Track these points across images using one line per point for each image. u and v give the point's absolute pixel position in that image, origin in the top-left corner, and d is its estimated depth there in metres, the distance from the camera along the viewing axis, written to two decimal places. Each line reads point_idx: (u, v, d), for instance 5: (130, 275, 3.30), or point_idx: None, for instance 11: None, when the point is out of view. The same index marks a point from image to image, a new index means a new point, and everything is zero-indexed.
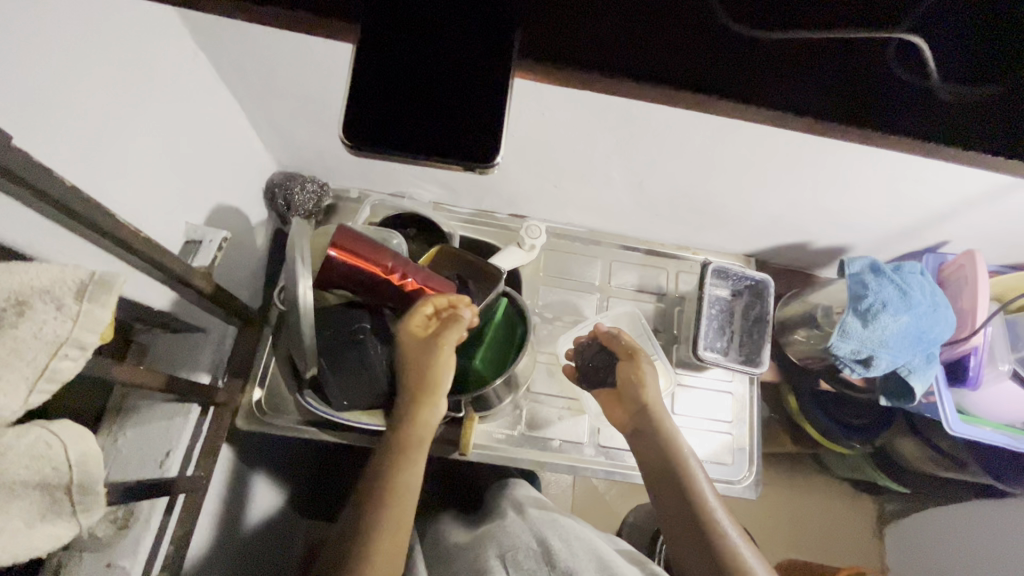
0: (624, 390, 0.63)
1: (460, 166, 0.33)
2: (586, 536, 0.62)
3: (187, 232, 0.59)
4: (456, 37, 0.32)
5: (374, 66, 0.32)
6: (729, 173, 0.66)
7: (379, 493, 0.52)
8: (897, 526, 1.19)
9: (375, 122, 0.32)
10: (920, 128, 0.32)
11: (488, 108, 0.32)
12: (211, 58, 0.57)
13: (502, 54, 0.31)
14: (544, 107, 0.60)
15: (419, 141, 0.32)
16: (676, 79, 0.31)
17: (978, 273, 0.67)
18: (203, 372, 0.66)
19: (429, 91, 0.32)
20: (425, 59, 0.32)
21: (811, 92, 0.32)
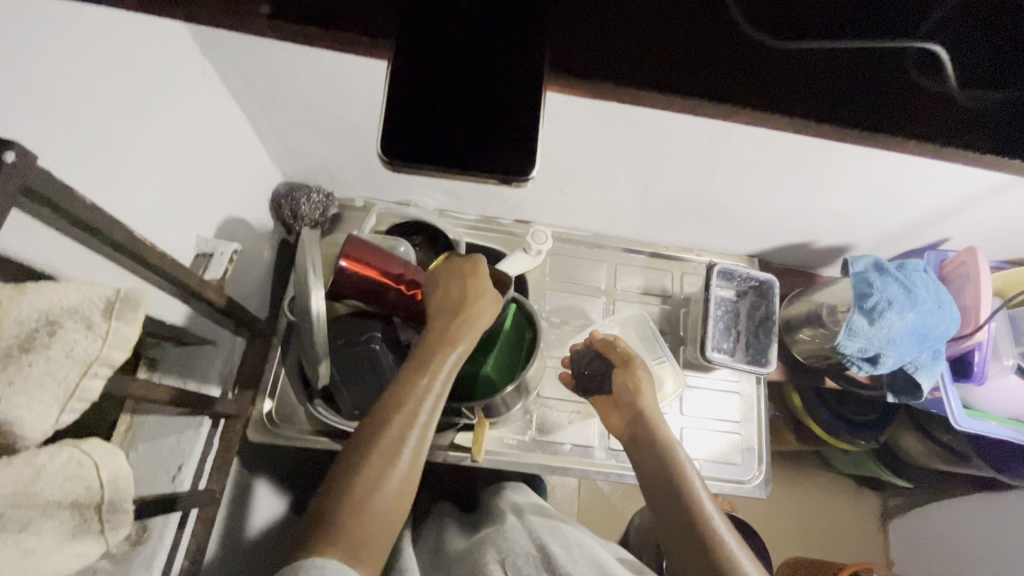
0: (620, 397, 0.65)
1: (497, 180, 0.34)
2: (587, 544, 0.61)
3: (198, 245, 0.59)
4: (486, 55, 0.33)
5: (406, 84, 0.33)
6: (737, 176, 0.67)
7: (416, 398, 0.50)
8: (900, 521, 1.20)
9: (408, 138, 0.34)
10: (935, 132, 0.32)
11: (517, 125, 0.34)
12: (221, 71, 0.58)
13: (533, 70, 0.32)
14: (553, 115, 0.60)
15: (451, 156, 0.34)
16: (704, 91, 0.31)
17: (980, 269, 0.68)
18: (213, 386, 0.66)
19: (462, 109, 0.33)
20: (457, 77, 0.33)
21: (828, 99, 0.32)
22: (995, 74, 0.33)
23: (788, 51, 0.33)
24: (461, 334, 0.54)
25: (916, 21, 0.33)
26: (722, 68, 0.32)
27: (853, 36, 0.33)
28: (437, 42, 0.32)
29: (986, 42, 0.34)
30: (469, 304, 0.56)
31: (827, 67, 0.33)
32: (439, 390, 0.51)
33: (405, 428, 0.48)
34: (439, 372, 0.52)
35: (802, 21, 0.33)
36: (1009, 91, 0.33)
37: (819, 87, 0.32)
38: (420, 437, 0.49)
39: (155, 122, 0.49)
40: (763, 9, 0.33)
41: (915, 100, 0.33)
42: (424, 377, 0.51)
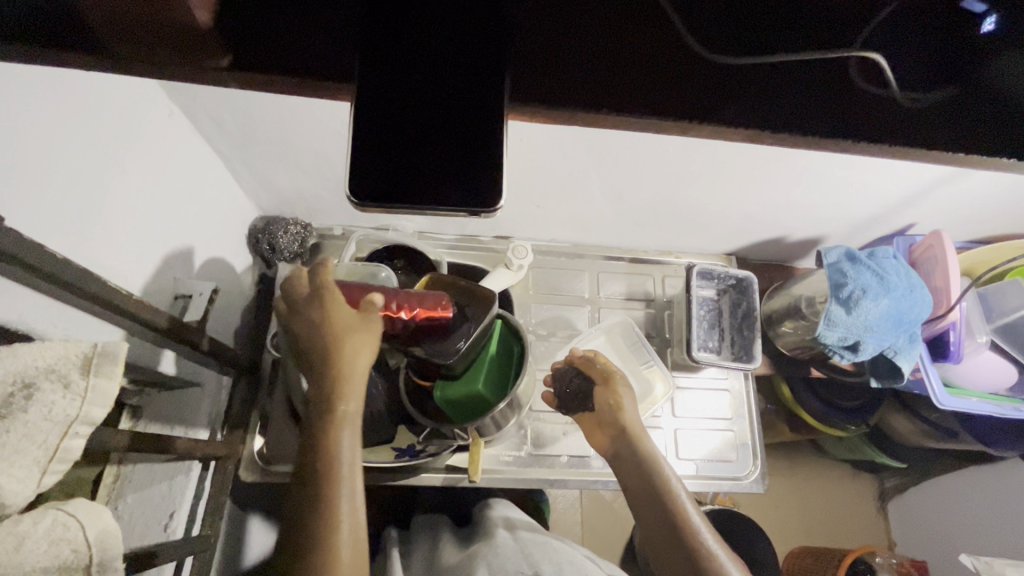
0: (603, 414, 0.65)
1: (463, 212, 0.33)
2: (579, 562, 0.61)
3: (176, 288, 0.58)
4: (447, 81, 0.33)
5: (369, 120, 0.32)
6: (707, 179, 0.68)
7: (327, 497, 0.46)
8: (898, 501, 1.22)
9: (378, 173, 0.33)
10: (887, 132, 0.34)
11: (485, 152, 0.33)
12: (188, 113, 0.57)
13: (495, 96, 0.32)
14: (523, 133, 0.61)
15: (423, 189, 0.32)
16: (663, 108, 0.33)
17: (947, 250, 0.70)
18: (201, 429, 0.66)
19: (427, 138, 0.33)
20: (419, 106, 0.33)
21: (779, 107, 0.34)
22: (931, 75, 0.35)
23: (740, 67, 0.34)
24: (341, 411, 0.49)
25: (855, 32, 0.35)
26: (679, 88, 0.33)
27: (797, 49, 0.34)
28: (395, 72, 0.32)
29: (921, 44, 0.36)
30: (337, 364, 0.49)
31: (776, 78, 0.34)
32: (348, 480, 0.48)
33: (332, 508, 0.46)
34: (336, 449, 0.48)
35: (749, 39, 0.34)
36: (946, 90, 0.35)
37: (773, 96, 0.34)
38: (352, 529, 0.46)
39: (125, 170, 0.49)
40: (710, 30, 0.34)
41: (865, 103, 0.34)
42: (326, 478, 0.47)
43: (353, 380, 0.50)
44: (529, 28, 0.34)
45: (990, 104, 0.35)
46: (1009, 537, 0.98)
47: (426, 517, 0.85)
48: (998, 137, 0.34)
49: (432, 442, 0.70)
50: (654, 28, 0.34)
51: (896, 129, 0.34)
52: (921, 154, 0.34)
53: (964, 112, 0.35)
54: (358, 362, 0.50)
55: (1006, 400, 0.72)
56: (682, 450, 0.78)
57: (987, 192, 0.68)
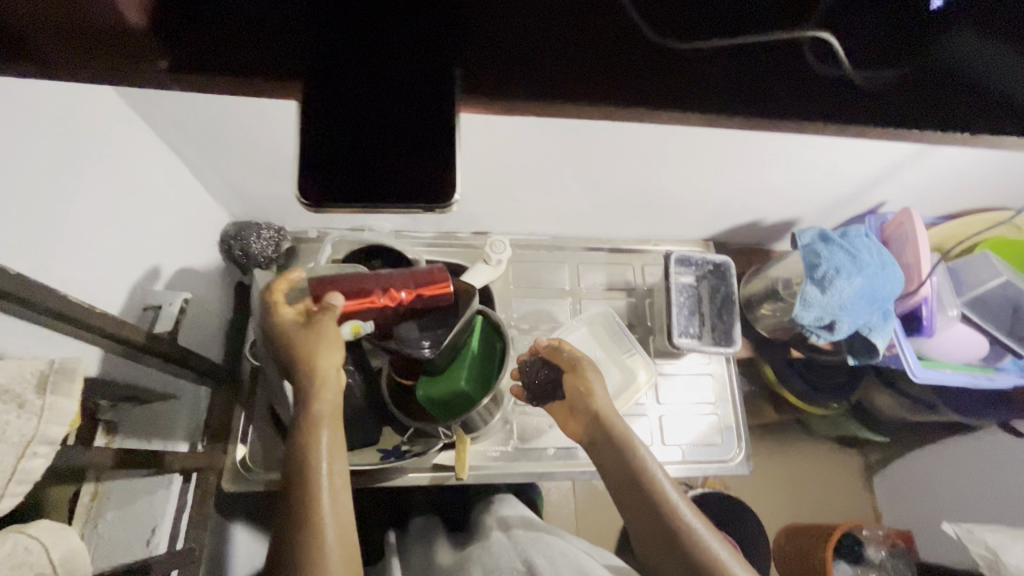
0: (574, 402, 0.64)
1: (421, 210, 0.32)
2: (572, 551, 0.61)
3: (144, 300, 0.57)
4: (397, 76, 0.32)
5: (320, 120, 0.32)
6: (679, 166, 0.69)
7: (307, 497, 0.46)
8: (882, 474, 1.25)
9: (328, 172, 0.32)
10: (842, 112, 0.34)
11: (436, 147, 0.32)
12: (149, 121, 0.56)
13: (444, 89, 0.32)
14: (492, 127, 0.61)
15: (373, 188, 0.32)
16: (621, 97, 0.33)
17: (916, 227, 0.71)
18: (180, 441, 0.65)
19: (376, 134, 0.32)
20: (369, 103, 0.32)
21: (733, 90, 0.34)
22: (883, 53, 0.36)
23: (697, 52, 0.34)
24: (317, 408, 0.49)
25: (810, 12, 0.35)
26: (633, 73, 0.33)
27: (752, 30, 0.34)
28: (345, 68, 0.32)
29: (873, 25, 0.37)
30: (309, 365, 0.49)
31: (733, 60, 0.34)
32: (328, 478, 0.47)
33: (313, 510, 0.45)
34: (312, 449, 0.47)
35: (703, 22, 0.34)
36: (898, 68, 0.35)
37: (728, 78, 0.34)
38: (336, 525, 0.45)
39: (86, 183, 0.48)
40: (664, 16, 0.34)
41: (820, 84, 0.35)
42: (304, 480, 0.46)
43: (325, 377, 0.50)
44: (486, 11, 0.33)
45: (943, 81, 0.35)
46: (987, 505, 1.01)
47: (418, 518, 0.84)
48: (950, 113, 0.34)
49: (419, 441, 0.70)
50: (610, 15, 0.34)
51: (853, 106, 0.34)
52: (880, 132, 0.34)
53: (917, 91, 0.35)
54: (319, 358, 0.49)
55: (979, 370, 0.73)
56: (668, 437, 0.79)
57: (951, 169, 0.69)
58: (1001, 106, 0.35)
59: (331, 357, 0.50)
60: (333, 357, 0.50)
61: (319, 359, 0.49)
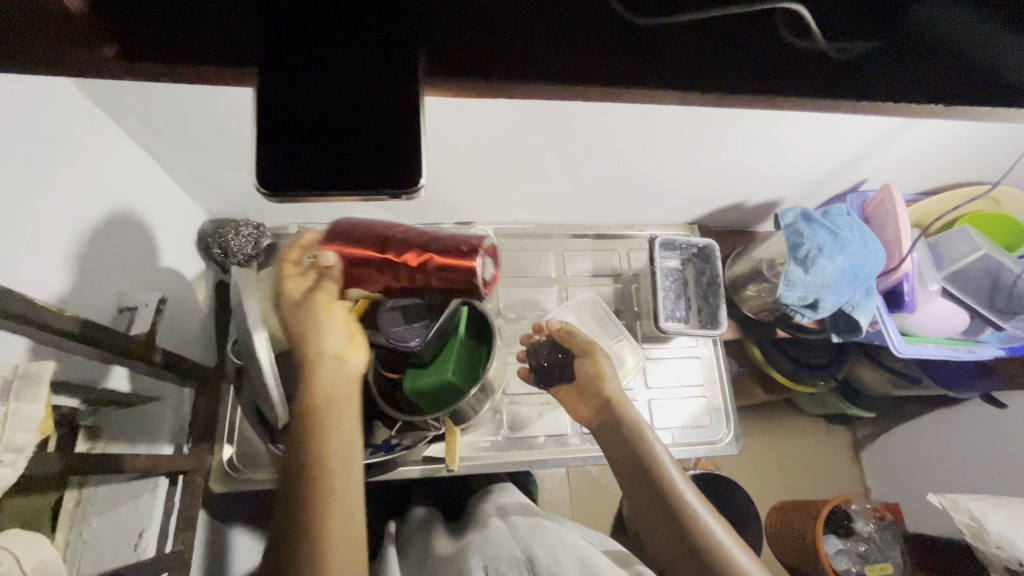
0: (585, 385, 0.66)
1: (386, 195, 0.31)
2: (571, 540, 0.61)
3: (119, 300, 0.56)
4: (357, 59, 0.31)
5: (277, 108, 0.31)
6: (659, 148, 0.68)
7: (316, 475, 0.45)
8: (870, 449, 1.27)
9: (286, 163, 0.31)
10: (810, 85, 0.34)
11: (402, 128, 0.31)
12: (114, 115, 0.55)
13: (408, 70, 0.31)
14: (469, 114, 0.60)
15: (335, 177, 0.30)
16: (590, 77, 0.32)
17: (896, 204, 0.71)
18: (165, 443, 0.64)
19: (336, 120, 0.31)
20: (329, 86, 0.31)
21: (703, 66, 0.33)
22: (860, 22, 0.34)
23: (665, 27, 0.33)
24: (322, 386, 0.49)
25: None
26: (599, 48, 0.33)
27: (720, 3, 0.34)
28: (301, 53, 0.31)
29: None
30: (313, 342, 0.51)
31: (701, 35, 0.34)
32: (339, 454, 0.46)
33: (320, 486, 0.44)
34: (325, 425, 0.47)
35: None
36: (874, 40, 0.34)
37: (697, 53, 0.33)
38: (343, 505, 0.44)
39: (49, 181, 0.46)
40: None
41: (790, 56, 0.34)
42: (314, 456, 0.46)
43: (328, 355, 0.51)
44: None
45: (915, 49, 0.35)
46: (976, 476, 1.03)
47: (413, 512, 0.84)
48: (918, 89, 0.34)
49: (408, 435, 0.69)
50: None
51: (823, 79, 0.34)
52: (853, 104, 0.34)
53: (891, 60, 0.35)
54: (323, 332, 0.51)
55: (960, 343, 0.74)
56: (659, 420, 0.79)
57: (929, 143, 0.69)
58: (966, 79, 0.35)
59: (336, 330, 0.52)
60: (337, 332, 0.52)
61: (323, 332, 0.51)
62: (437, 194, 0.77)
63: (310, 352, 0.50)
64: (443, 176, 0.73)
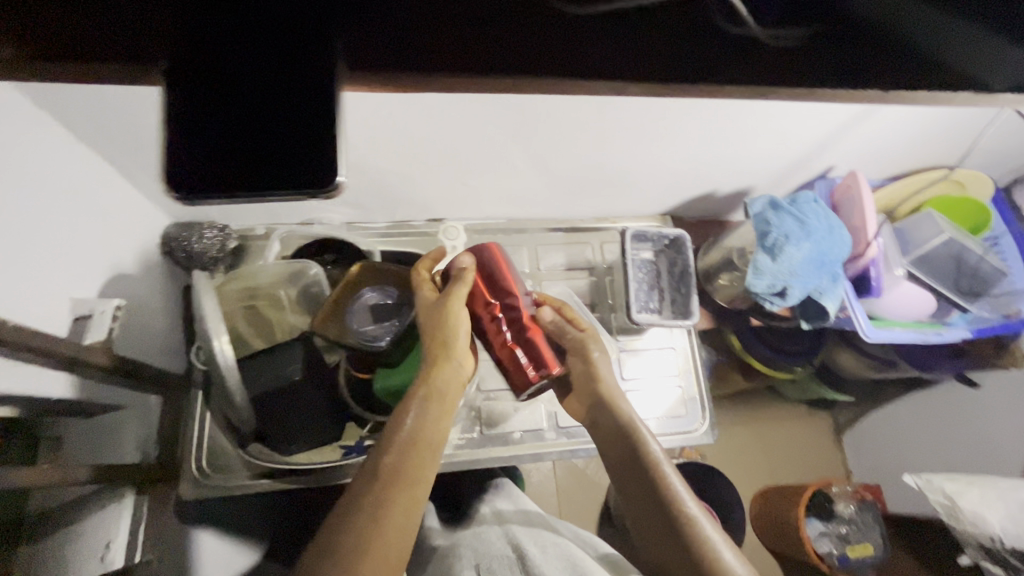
0: (578, 380, 0.64)
1: (300, 195, 0.32)
2: (564, 542, 0.61)
3: (73, 309, 0.55)
4: (266, 54, 0.31)
5: (185, 106, 0.31)
6: (623, 139, 0.68)
7: (393, 465, 0.50)
8: (851, 432, 1.29)
9: (189, 161, 0.32)
10: (750, 72, 0.34)
11: (320, 125, 0.32)
12: (63, 120, 0.53)
13: (324, 66, 0.31)
14: (430, 109, 0.59)
15: (250, 176, 0.32)
16: (523, 67, 0.32)
17: (862, 188, 0.72)
18: (129, 453, 0.63)
19: (251, 117, 0.31)
20: (240, 80, 0.31)
21: (640, 56, 0.33)
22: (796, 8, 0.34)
23: (597, 15, 0.33)
24: (433, 380, 0.55)
25: None
26: (531, 36, 0.32)
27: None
28: (207, 46, 0.31)
29: None
30: (443, 335, 0.56)
31: (638, 24, 0.33)
32: (426, 446, 0.52)
33: (393, 476, 0.49)
34: (422, 419, 0.53)
35: None
36: (811, 25, 0.34)
37: (633, 42, 0.33)
38: (410, 498, 0.49)
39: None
40: None
41: (730, 43, 0.34)
42: (404, 446, 0.51)
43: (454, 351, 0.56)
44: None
45: (855, 32, 0.35)
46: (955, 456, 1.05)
47: None
48: (856, 72, 0.35)
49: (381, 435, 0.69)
50: None
51: (762, 64, 0.34)
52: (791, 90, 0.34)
53: (827, 44, 0.35)
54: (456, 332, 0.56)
55: (927, 326, 0.75)
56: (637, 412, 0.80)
57: (892, 129, 0.70)
58: (901, 61, 0.35)
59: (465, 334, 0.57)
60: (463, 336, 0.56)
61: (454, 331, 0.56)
62: (405, 190, 0.76)
63: (436, 347, 0.56)
64: (409, 173, 0.72)
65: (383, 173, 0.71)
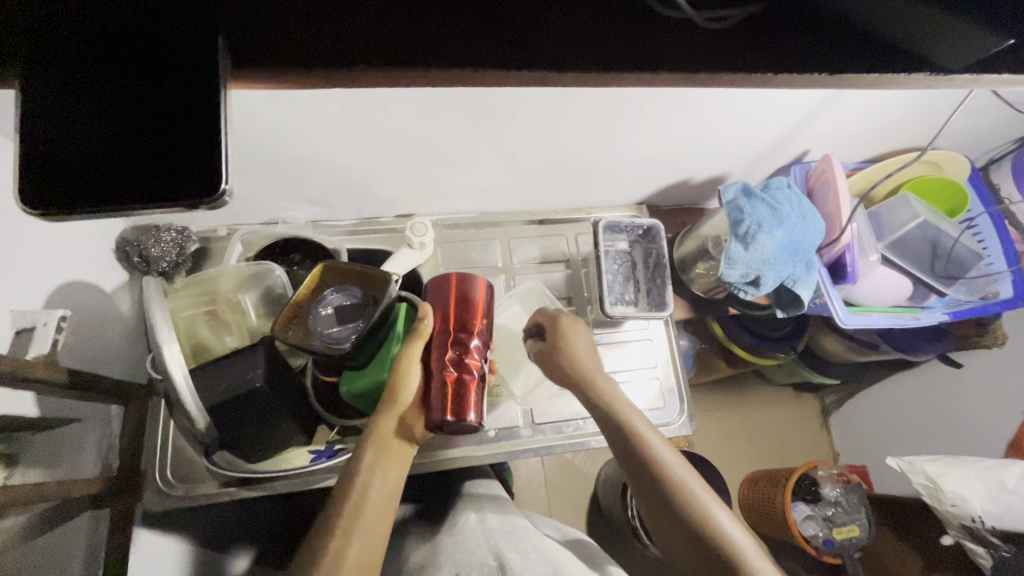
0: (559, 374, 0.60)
1: (186, 207, 0.31)
2: (547, 548, 0.60)
3: (15, 321, 0.53)
4: (137, 54, 0.30)
5: (50, 115, 0.30)
6: (585, 130, 0.66)
7: (345, 518, 0.49)
8: (838, 415, 1.29)
9: (55, 173, 0.30)
10: (680, 57, 0.34)
11: (199, 129, 0.31)
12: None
13: (203, 63, 0.30)
14: (380, 104, 0.57)
15: (121, 186, 0.30)
16: (442, 59, 0.32)
17: (836, 173, 0.70)
18: (89, 467, 0.61)
19: (122, 125, 0.30)
20: (111, 84, 0.30)
21: (562, 43, 0.33)
22: None
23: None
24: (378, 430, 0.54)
25: None
26: (448, 25, 0.32)
27: None
28: (71, 53, 0.29)
29: None
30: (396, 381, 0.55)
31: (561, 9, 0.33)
32: (377, 497, 0.51)
33: (348, 528, 0.49)
34: (374, 469, 0.52)
35: None
36: (749, 6, 0.33)
37: (551, 29, 0.33)
38: (362, 548, 0.48)
39: None
40: None
41: (657, 29, 0.34)
42: (357, 499, 0.50)
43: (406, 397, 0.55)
44: None
45: (786, 12, 0.35)
46: (942, 439, 1.05)
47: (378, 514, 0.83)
48: (802, 60, 0.34)
49: (351, 438, 0.70)
50: None
51: (692, 50, 0.34)
52: (722, 76, 0.34)
53: (757, 28, 0.35)
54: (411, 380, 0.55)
55: (904, 310, 0.74)
56: None
57: (864, 111, 0.68)
58: (851, 50, 0.35)
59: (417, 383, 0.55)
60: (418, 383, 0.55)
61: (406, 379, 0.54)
62: (367, 187, 0.74)
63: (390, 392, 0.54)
64: (367, 167, 0.69)
65: (341, 169, 0.69)
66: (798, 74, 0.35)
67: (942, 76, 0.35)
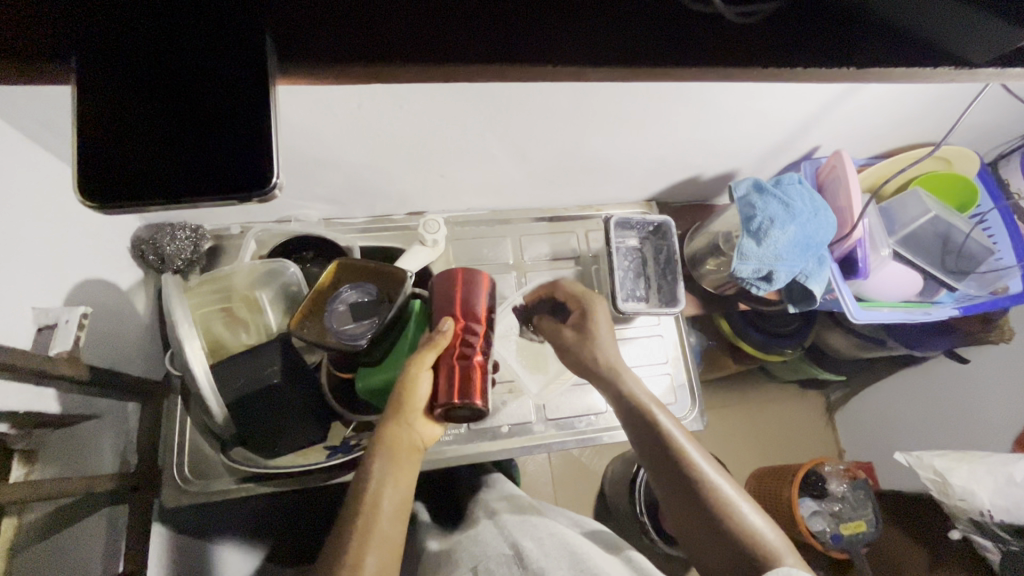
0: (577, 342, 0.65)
1: (238, 200, 0.31)
2: (560, 532, 0.61)
3: (37, 318, 0.53)
4: (191, 52, 0.30)
5: (100, 110, 0.30)
6: (598, 127, 0.66)
7: (359, 529, 0.49)
8: (843, 411, 1.29)
9: (104, 168, 0.30)
10: (710, 53, 0.34)
11: (250, 127, 0.31)
12: (12, 121, 0.51)
13: (254, 63, 0.30)
14: (399, 101, 0.57)
15: (171, 183, 0.31)
16: (476, 53, 0.32)
17: (848, 169, 0.71)
18: (108, 463, 0.62)
19: (175, 123, 0.31)
20: (164, 82, 0.30)
21: (603, 39, 0.33)
22: None
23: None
24: (389, 437, 0.53)
25: None
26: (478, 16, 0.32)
27: None
28: (121, 51, 0.30)
29: None
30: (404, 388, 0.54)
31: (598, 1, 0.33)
32: (388, 505, 0.51)
33: (363, 536, 0.49)
34: (385, 478, 0.52)
35: None
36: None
37: (593, 24, 0.33)
38: (378, 555, 0.48)
39: None
40: None
41: (687, 24, 0.34)
42: (368, 509, 0.50)
43: (416, 403, 0.54)
44: None
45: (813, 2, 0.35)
46: (948, 433, 1.06)
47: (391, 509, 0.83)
48: (828, 54, 0.35)
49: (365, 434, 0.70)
50: None
51: (721, 41, 0.34)
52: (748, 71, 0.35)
53: (787, 22, 0.35)
54: (420, 385, 0.54)
55: (914, 306, 0.75)
56: None
57: (877, 107, 0.68)
58: (881, 45, 0.35)
59: (427, 387, 0.55)
60: (428, 387, 0.55)
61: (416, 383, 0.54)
62: (381, 184, 0.75)
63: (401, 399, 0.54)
64: (380, 163, 0.69)
65: (356, 167, 0.69)
66: (825, 67, 0.35)
67: (964, 68, 0.35)
